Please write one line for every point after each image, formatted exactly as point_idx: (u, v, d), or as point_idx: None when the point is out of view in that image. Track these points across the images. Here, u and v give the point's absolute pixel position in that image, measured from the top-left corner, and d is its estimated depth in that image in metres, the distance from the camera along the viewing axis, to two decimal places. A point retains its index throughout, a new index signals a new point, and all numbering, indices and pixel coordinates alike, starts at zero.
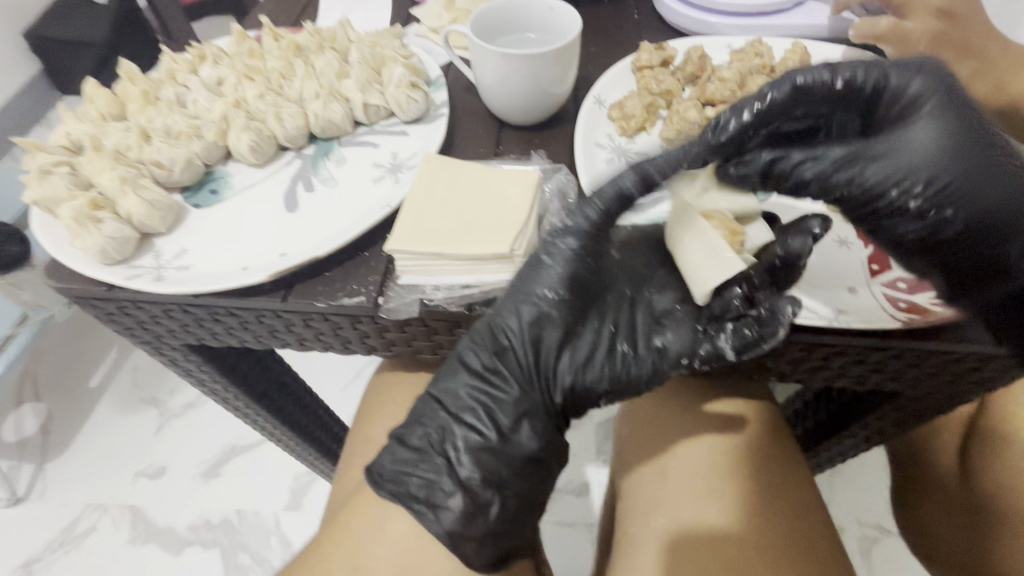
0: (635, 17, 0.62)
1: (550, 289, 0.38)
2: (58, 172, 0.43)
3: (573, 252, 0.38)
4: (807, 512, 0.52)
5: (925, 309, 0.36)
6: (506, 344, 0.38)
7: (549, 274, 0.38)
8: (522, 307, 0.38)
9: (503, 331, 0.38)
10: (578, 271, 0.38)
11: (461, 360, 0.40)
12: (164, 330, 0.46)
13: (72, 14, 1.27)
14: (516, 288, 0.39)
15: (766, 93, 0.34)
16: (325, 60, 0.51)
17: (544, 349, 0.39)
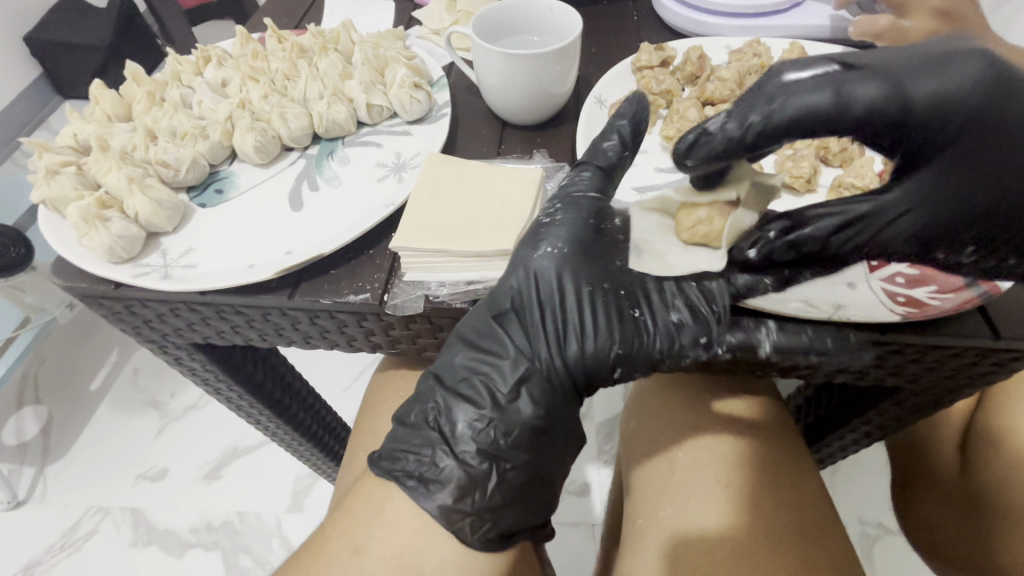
0: (635, 19, 0.63)
1: (551, 248, 0.39)
2: (65, 172, 0.44)
3: (575, 219, 0.40)
4: (811, 497, 0.52)
5: (924, 303, 0.35)
6: (508, 309, 0.39)
7: (549, 238, 0.39)
8: (525, 271, 0.39)
9: (507, 297, 0.39)
10: (580, 233, 0.39)
11: (459, 333, 0.40)
12: (170, 329, 0.46)
13: (72, 19, 1.27)
14: (519, 255, 0.39)
15: (751, 127, 0.30)
16: (328, 62, 0.51)
17: (550, 316, 0.38)
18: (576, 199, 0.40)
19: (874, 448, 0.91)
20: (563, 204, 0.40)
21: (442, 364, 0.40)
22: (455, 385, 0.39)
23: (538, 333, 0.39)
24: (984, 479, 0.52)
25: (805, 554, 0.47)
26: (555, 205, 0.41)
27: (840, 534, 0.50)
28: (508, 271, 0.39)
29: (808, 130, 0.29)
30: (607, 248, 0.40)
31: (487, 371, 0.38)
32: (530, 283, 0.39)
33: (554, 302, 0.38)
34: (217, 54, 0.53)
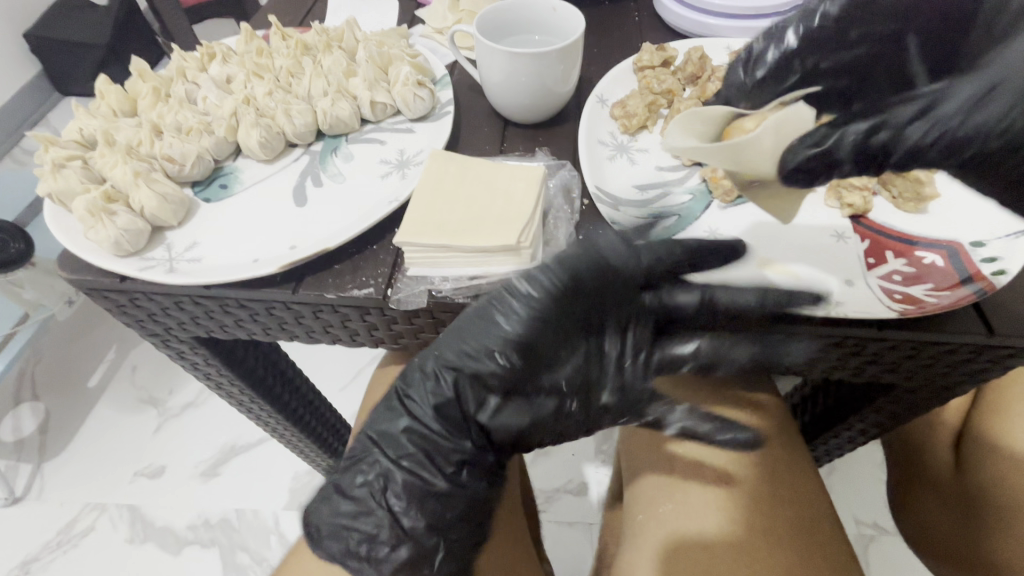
0: (636, 19, 0.63)
1: (506, 324, 0.40)
2: (72, 166, 0.44)
3: (540, 294, 0.40)
4: (813, 501, 0.52)
5: (920, 299, 0.36)
6: (445, 376, 0.41)
7: (513, 303, 0.40)
8: (477, 335, 0.40)
9: (461, 351, 0.41)
10: (541, 323, 0.40)
11: (414, 363, 0.42)
12: (174, 322, 0.46)
13: (73, 16, 1.27)
14: (473, 316, 0.40)
15: (801, 28, 0.39)
16: (333, 59, 0.52)
17: (477, 389, 0.42)
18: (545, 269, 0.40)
19: (871, 448, 0.91)
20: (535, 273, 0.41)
21: (398, 382, 0.43)
22: (412, 417, 0.42)
23: (482, 387, 0.42)
24: (978, 475, 0.52)
25: (807, 554, 0.47)
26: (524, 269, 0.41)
27: (840, 531, 0.51)
28: (461, 326, 0.41)
29: (863, 21, 0.37)
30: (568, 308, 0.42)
31: (427, 405, 0.41)
32: (481, 349, 0.40)
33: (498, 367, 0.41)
34: (222, 51, 0.54)
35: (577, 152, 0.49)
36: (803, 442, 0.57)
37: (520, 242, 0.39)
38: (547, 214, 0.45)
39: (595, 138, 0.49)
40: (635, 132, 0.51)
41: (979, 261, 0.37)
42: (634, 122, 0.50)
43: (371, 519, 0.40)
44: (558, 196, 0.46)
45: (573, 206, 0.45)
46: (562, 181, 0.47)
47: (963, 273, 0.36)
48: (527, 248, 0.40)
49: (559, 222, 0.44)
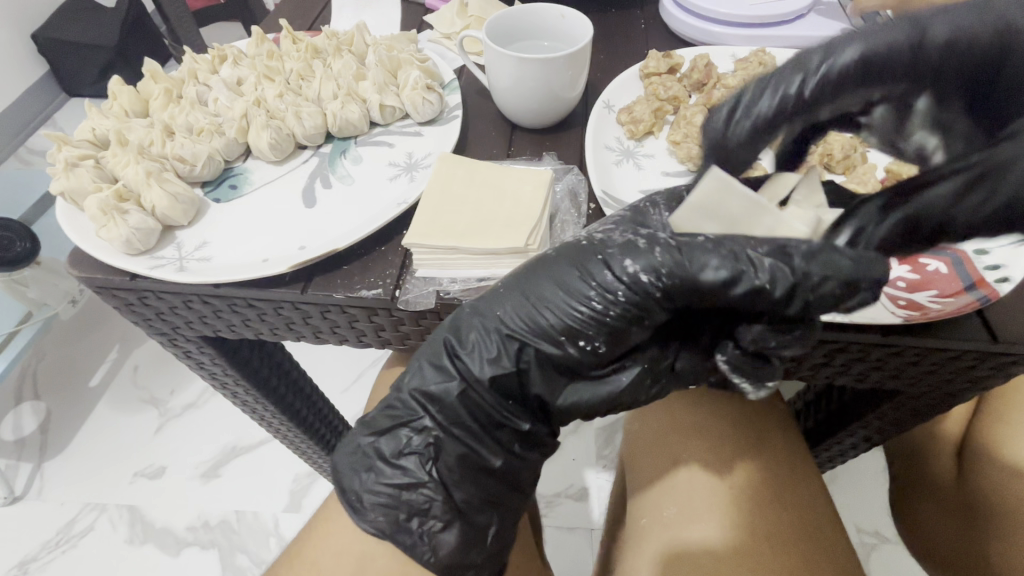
0: (642, 27, 0.64)
1: (601, 301, 0.34)
2: (84, 165, 0.44)
3: (656, 269, 0.33)
4: (822, 512, 0.52)
5: (924, 306, 0.36)
6: (504, 346, 0.36)
7: (613, 277, 0.34)
8: (559, 306, 0.35)
9: (532, 320, 0.36)
10: (638, 293, 0.33)
11: (467, 320, 0.37)
12: (182, 321, 0.47)
13: (81, 17, 1.28)
14: (553, 284, 0.35)
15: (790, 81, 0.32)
16: (343, 63, 0.52)
17: (535, 366, 0.37)
18: (667, 242, 0.33)
19: (872, 456, 0.92)
20: (651, 244, 0.33)
21: (438, 336, 0.38)
22: (465, 382, 0.37)
23: (547, 364, 0.36)
24: (980, 484, 0.52)
25: (809, 561, 0.47)
26: (629, 231, 0.35)
27: (840, 533, 0.51)
28: (530, 291, 0.36)
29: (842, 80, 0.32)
30: (684, 287, 0.32)
31: (480, 372, 0.36)
32: (559, 325, 0.35)
33: (576, 349, 0.35)
34: (233, 54, 0.55)
35: (584, 157, 0.50)
36: (807, 450, 0.57)
37: (528, 244, 0.40)
38: (554, 218, 0.45)
39: (601, 143, 0.50)
40: (641, 138, 0.51)
41: (984, 269, 0.36)
42: (640, 128, 0.50)
43: (421, 491, 0.38)
44: (564, 200, 0.46)
45: (580, 210, 0.45)
46: (569, 185, 0.47)
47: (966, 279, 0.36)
48: (535, 251, 0.41)
49: (565, 225, 0.45)
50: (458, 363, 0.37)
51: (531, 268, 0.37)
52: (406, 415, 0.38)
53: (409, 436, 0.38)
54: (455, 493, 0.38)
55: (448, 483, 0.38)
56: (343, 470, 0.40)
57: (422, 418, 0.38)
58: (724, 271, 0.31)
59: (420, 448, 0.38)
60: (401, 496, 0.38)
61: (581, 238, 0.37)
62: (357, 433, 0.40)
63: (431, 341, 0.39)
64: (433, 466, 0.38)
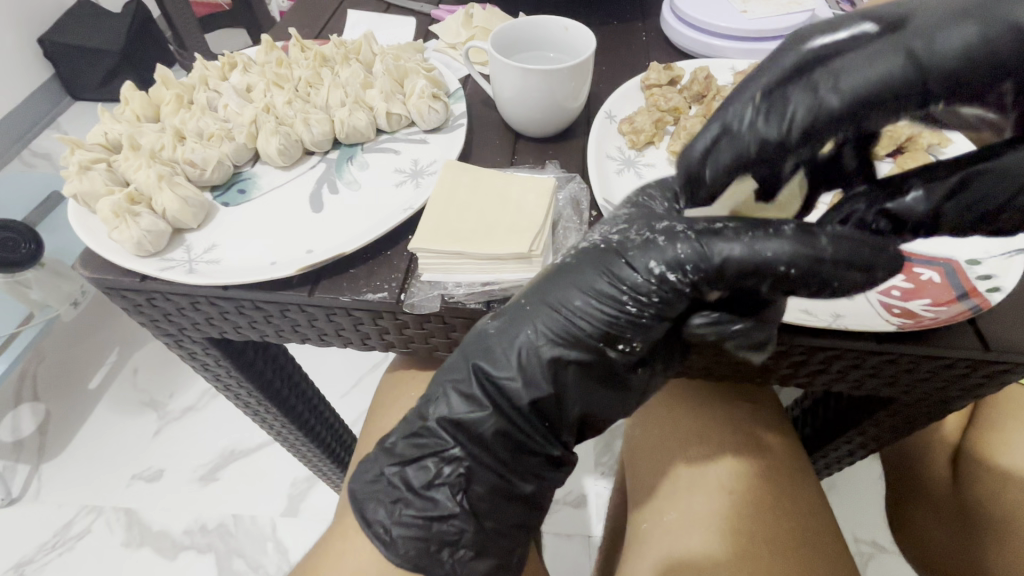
0: (643, 39, 0.65)
1: (634, 304, 0.35)
2: (97, 168, 0.45)
3: (680, 264, 0.33)
4: (817, 507, 0.53)
5: (918, 314, 0.37)
6: (538, 358, 0.37)
7: (641, 278, 0.35)
8: (595, 316, 0.36)
9: (569, 335, 0.36)
10: (666, 291, 0.34)
11: (496, 337, 0.38)
12: (189, 323, 0.47)
13: (89, 22, 1.30)
14: (580, 291, 0.36)
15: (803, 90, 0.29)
16: (351, 72, 0.53)
17: (568, 379, 0.37)
18: (688, 235, 0.33)
19: (869, 465, 0.92)
20: (671, 241, 0.34)
21: (462, 359, 0.39)
22: (496, 409, 0.37)
23: (587, 375, 0.37)
24: (975, 492, 0.53)
25: (807, 560, 0.48)
26: (644, 228, 0.36)
27: (838, 534, 0.52)
28: (554, 302, 0.37)
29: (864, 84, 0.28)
30: (725, 277, 0.33)
31: (517, 391, 0.37)
32: (593, 332, 0.36)
33: (616, 353, 0.36)
34: (242, 60, 0.55)
35: (586, 165, 0.51)
36: (804, 451, 0.59)
37: (531, 250, 0.41)
38: (556, 225, 0.46)
39: (603, 152, 0.51)
40: (642, 148, 0.52)
41: (976, 278, 0.38)
42: (641, 138, 0.52)
43: (452, 522, 0.38)
44: (567, 208, 0.47)
45: (582, 217, 0.46)
46: (571, 194, 0.48)
47: (960, 290, 0.38)
48: (538, 256, 0.41)
49: (568, 232, 0.45)
50: (490, 385, 0.37)
51: (554, 279, 0.37)
52: (434, 445, 0.39)
53: (439, 465, 0.38)
54: (481, 520, 0.39)
55: (476, 511, 0.39)
56: (362, 500, 0.41)
57: (451, 448, 0.38)
58: (764, 253, 0.31)
59: (451, 478, 0.38)
60: (432, 528, 0.38)
61: (600, 242, 0.37)
62: (380, 461, 0.41)
63: (456, 363, 0.39)
64: (463, 496, 0.38)
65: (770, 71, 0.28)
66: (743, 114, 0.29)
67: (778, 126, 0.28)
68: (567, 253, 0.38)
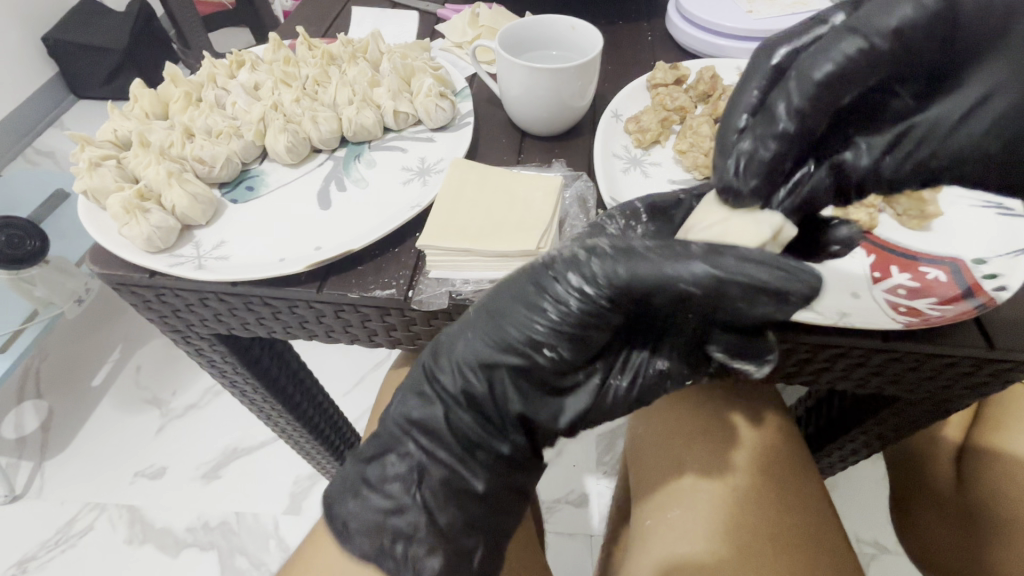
0: (649, 39, 0.65)
1: (551, 313, 0.36)
2: (107, 165, 0.46)
3: (593, 283, 0.34)
4: (820, 503, 0.54)
5: (924, 311, 0.37)
6: (473, 365, 0.38)
7: (562, 290, 0.35)
8: (514, 319, 0.37)
9: (499, 337, 0.37)
10: (587, 307, 0.35)
11: (445, 342, 0.39)
12: (196, 319, 0.48)
13: (92, 20, 1.30)
14: (516, 302, 0.37)
15: (782, 103, 0.31)
16: (358, 70, 0.54)
17: (504, 385, 0.39)
18: (599, 255, 0.34)
19: (871, 466, 0.92)
20: (586, 261, 0.35)
21: (418, 362, 0.41)
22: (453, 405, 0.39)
23: (519, 378, 0.39)
24: (980, 490, 0.54)
25: (811, 556, 0.49)
26: (578, 242, 0.36)
27: (842, 531, 0.52)
28: (505, 316, 0.37)
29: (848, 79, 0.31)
30: (627, 291, 0.34)
31: (458, 395, 0.39)
32: (520, 342, 0.37)
33: (540, 357, 0.37)
34: (251, 59, 0.56)
35: (592, 164, 0.51)
36: (807, 448, 0.59)
37: (539, 247, 0.41)
38: (563, 223, 0.46)
39: (609, 151, 0.51)
40: (648, 147, 0.53)
41: (982, 276, 0.38)
42: (647, 137, 0.52)
43: (406, 515, 0.39)
44: (573, 206, 0.47)
45: (589, 215, 0.47)
46: (577, 192, 0.48)
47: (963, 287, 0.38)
48: (545, 254, 0.41)
49: (575, 230, 0.46)
50: (439, 382, 0.39)
51: (498, 287, 0.38)
52: (391, 441, 0.41)
53: (394, 461, 0.40)
54: (442, 518, 0.39)
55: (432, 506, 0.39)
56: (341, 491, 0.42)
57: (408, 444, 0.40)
58: (674, 280, 0.32)
59: (405, 473, 0.39)
60: (388, 519, 0.39)
61: (573, 253, 0.35)
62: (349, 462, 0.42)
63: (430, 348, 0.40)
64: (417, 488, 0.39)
65: (757, 78, 0.33)
66: (741, 121, 0.33)
67: (771, 125, 0.32)
68: (547, 262, 0.36)
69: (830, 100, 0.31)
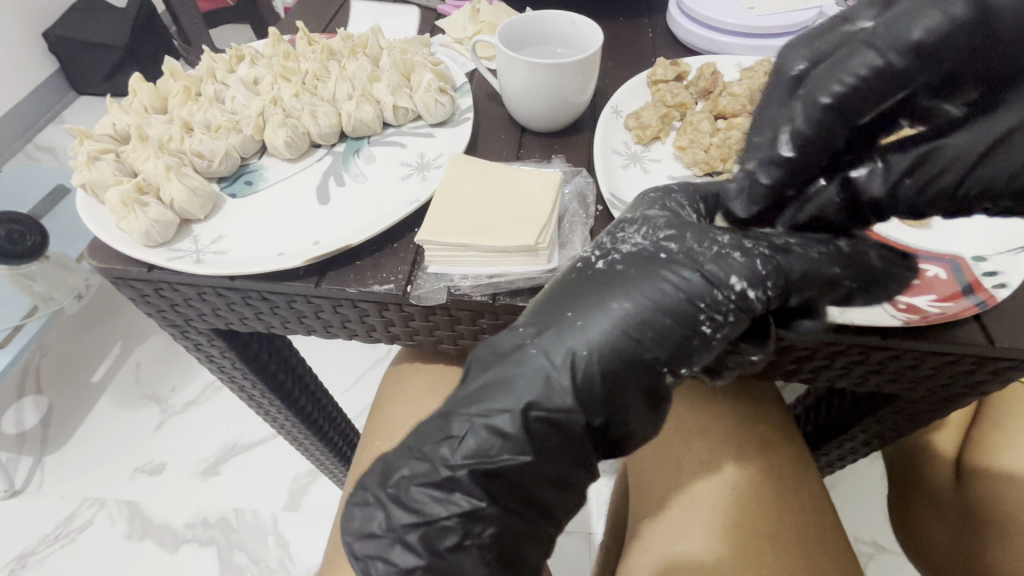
0: (649, 36, 0.65)
1: (709, 324, 0.33)
2: (106, 158, 0.46)
3: (762, 281, 0.33)
4: (822, 499, 0.54)
5: (924, 309, 0.37)
6: (574, 369, 0.34)
7: (720, 295, 0.33)
8: (661, 334, 0.34)
9: (630, 357, 0.34)
10: (691, 289, 0.34)
11: (552, 370, 0.34)
12: (195, 313, 0.48)
13: (92, 16, 1.30)
14: (621, 295, 0.34)
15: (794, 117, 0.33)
16: (358, 64, 0.53)
17: (617, 392, 0.34)
18: (763, 253, 0.34)
19: (869, 465, 0.92)
20: (747, 257, 0.34)
21: (502, 369, 0.35)
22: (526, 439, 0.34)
23: (638, 399, 0.35)
24: (978, 489, 0.53)
25: (809, 551, 0.49)
26: (706, 240, 0.35)
27: (841, 531, 0.52)
28: (599, 305, 0.34)
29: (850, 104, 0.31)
30: (800, 286, 0.35)
31: (565, 412, 0.34)
32: (635, 341, 0.34)
33: (671, 377, 0.35)
34: (250, 54, 0.56)
35: (592, 160, 0.51)
36: (800, 440, 0.59)
37: (538, 242, 0.41)
38: (562, 219, 0.46)
39: (609, 148, 0.51)
40: (648, 143, 0.53)
41: (981, 274, 0.38)
42: (647, 134, 0.52)
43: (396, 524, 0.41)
44: (573, 202, 0.47)
45: (588, 212, 0.46)
46: (577, 187, 0.48)
47: (964, 284, 0.38)
48: (544, 249, 0.41)
49: (574, 226, 0.45)
50: (535, 419, 0.34)
51: (600, 290, 0.35)
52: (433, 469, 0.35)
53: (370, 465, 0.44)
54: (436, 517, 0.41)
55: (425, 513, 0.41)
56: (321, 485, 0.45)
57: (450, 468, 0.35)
58: (834, 268, 0.35)
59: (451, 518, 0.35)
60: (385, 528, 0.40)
61: (652, 248, 0.35)
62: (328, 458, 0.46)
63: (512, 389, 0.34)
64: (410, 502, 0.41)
65: (780, 86, 0.35)
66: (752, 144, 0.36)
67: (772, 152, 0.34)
68: (601, 257, 0.36)
69: (841, 124, 0.32)
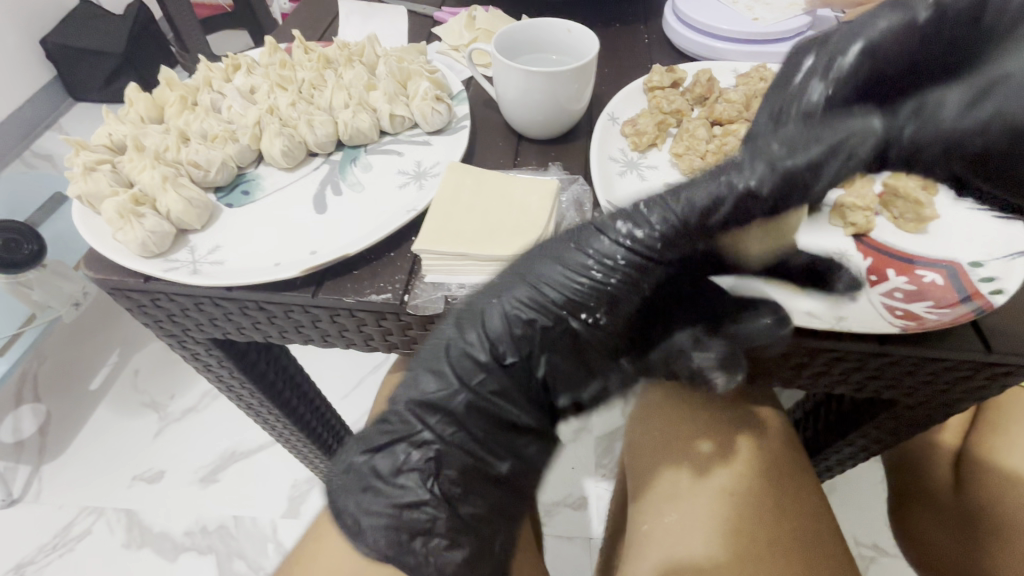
0: (646, 42, 0.65)
1: (601, 271, 0.35)
2: (102, 169, 0.46)
3: (654, 238, 0.35)
4: (810, 515, 0.52)
5: (920, 317, 0.36)
6: (484, 320, 0.36)
7: (609, 245, 0.36)
8: (558, 283, 0.36)
9: (536, 303, 0.36)
10: (588, 245, 0.36)
11: (463, 329, 0.36)
12: (192, 323, 0.47)
13: (87, 23, 1.30)
14: (534, 257, 0.37)
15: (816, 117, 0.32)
16: (354, 73, 0.53)
17: (524, 340, 0.36)
18: (664, 218, 0.35)
19: (870, 467, 0.92)
20: (643, 224, 0.35)
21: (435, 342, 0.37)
22: (464, 387, 0.36)
23: (551, 341, 0.37)
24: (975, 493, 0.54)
25: (804, 553, 0.49)
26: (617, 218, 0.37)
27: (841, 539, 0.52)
28: (516, 264, 0.37)
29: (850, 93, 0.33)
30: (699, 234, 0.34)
31: (479, 361, 0.36)
32: (541, 288, 0.36)
33: (579, 322, 0.36)
34: (247, 63, 0.56)
35: (588, 168, 0.51)
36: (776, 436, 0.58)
37: None
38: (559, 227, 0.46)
39: (605, 155, 0.51)
40: (644, 150, 0.53)
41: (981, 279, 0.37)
42: (644, 140, 0.52)
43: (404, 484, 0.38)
44: (570, 210, 0.47)
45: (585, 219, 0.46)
46: (574, 195, 0.48)
47: (963, 292, 0.36)
48: None
49: None
50: (456, 365, 0.36)
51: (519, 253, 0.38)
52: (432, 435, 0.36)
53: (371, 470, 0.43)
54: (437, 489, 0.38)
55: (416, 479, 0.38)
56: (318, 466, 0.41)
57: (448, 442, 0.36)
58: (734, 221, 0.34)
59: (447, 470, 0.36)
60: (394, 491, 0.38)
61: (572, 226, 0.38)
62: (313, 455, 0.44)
63: (433, 344, 0.37)
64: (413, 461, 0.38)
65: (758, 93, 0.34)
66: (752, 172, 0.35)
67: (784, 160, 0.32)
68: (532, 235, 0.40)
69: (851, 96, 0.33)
